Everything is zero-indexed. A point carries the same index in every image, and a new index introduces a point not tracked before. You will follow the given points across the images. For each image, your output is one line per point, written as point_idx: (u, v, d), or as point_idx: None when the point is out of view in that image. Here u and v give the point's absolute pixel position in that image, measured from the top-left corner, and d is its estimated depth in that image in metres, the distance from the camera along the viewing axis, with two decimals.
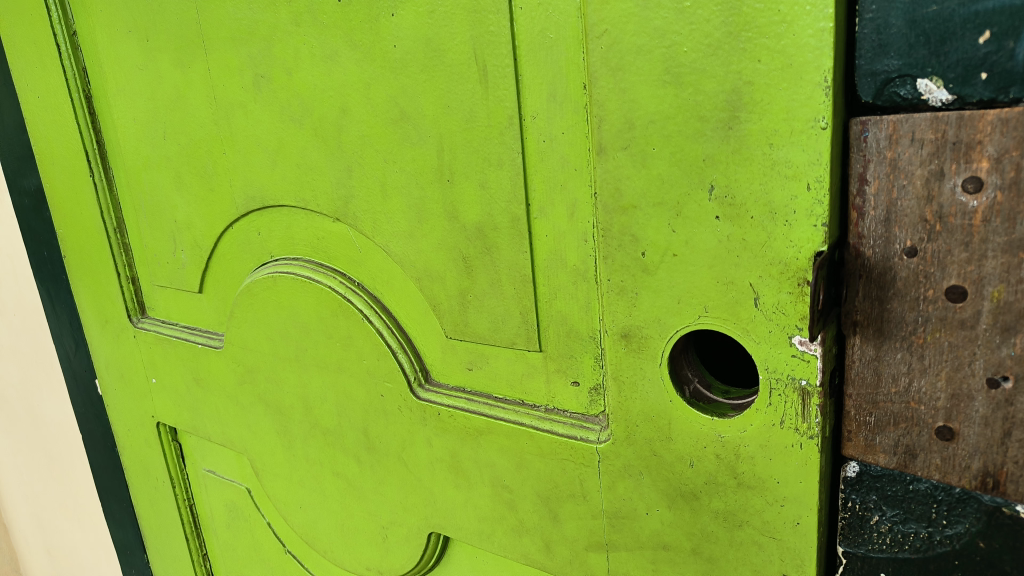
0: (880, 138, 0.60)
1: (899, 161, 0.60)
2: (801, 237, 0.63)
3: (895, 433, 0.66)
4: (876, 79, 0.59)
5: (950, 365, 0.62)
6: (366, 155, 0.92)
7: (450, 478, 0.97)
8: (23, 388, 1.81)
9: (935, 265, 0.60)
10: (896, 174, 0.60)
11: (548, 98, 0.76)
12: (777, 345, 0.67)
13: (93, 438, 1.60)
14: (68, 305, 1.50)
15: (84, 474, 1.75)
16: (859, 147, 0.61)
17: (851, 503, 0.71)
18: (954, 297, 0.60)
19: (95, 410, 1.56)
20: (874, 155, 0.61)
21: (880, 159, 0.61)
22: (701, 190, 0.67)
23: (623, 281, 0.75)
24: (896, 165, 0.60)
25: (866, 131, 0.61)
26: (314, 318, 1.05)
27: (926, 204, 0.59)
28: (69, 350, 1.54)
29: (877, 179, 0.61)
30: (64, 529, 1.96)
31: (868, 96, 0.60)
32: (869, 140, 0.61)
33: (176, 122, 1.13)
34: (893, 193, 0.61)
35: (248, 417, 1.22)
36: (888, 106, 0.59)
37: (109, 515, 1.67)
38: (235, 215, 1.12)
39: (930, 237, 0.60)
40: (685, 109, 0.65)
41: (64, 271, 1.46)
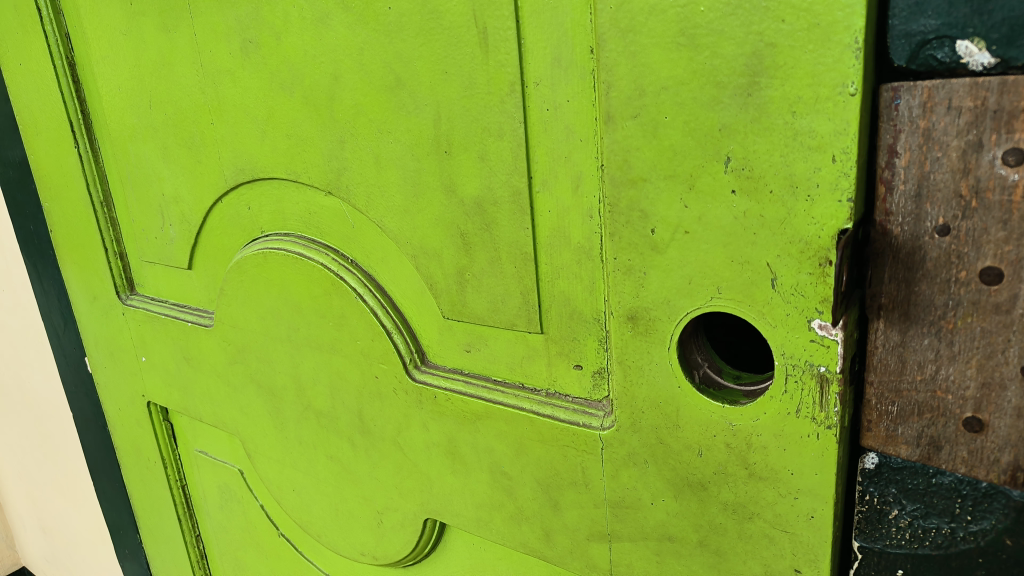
0: (912, 106, 0.55)
1: (933, 132, 0.55)
2: (824, 213, 0.58)
3: (918, 423, 0.62)
4: (911, 41, 0.54)
5: (982, 352, 0.57)
6: (359, 124, 0.87)
7: (446, 463, 0.94)
8: (14, 365, 1.77)
9: (969, 244, 0.56)
10: (929, 145, 0.55)
11: (552, 63, 0.71)
12: (795, 329, 0.63)
13: (83, 417, 1.57)
14: (56, 281, 1.45)
15: (76, 453, 1.72)
16: (890, 116, 0.57)
17: (868, 496, 0.68)
18: (989, 279, 0.55)
19: (85, 389, 1.52)
20: (905, 124, 0.56)
21: (913, 129, 0.56)
22: (716, 162, 0.62)
23: (630, 259, 0.70)
24: (929, 135, 0.55)
25: (898, 98, 0.56)
26: (305, 296, 1.00)
27: (961, 178, 0.55)
28: (58, 328, 1.50)
29: (908, 151, 0.57)
30: (58, 508, 1.93)
31: (901, 59, 0.55)
32: (901, 108, 0.56)
33: (161, 91, 1.08)
34: (926, 166, 0.56)
35: (240, 397, 1.19)
36: (922, 71, 0.55)
37: (101, 495, 1.64)
38: (224, 189, 1.07)
39: (964, 214, 0.55)
40: (701, 74, 0.61)
41: (50, 246, 1.41)
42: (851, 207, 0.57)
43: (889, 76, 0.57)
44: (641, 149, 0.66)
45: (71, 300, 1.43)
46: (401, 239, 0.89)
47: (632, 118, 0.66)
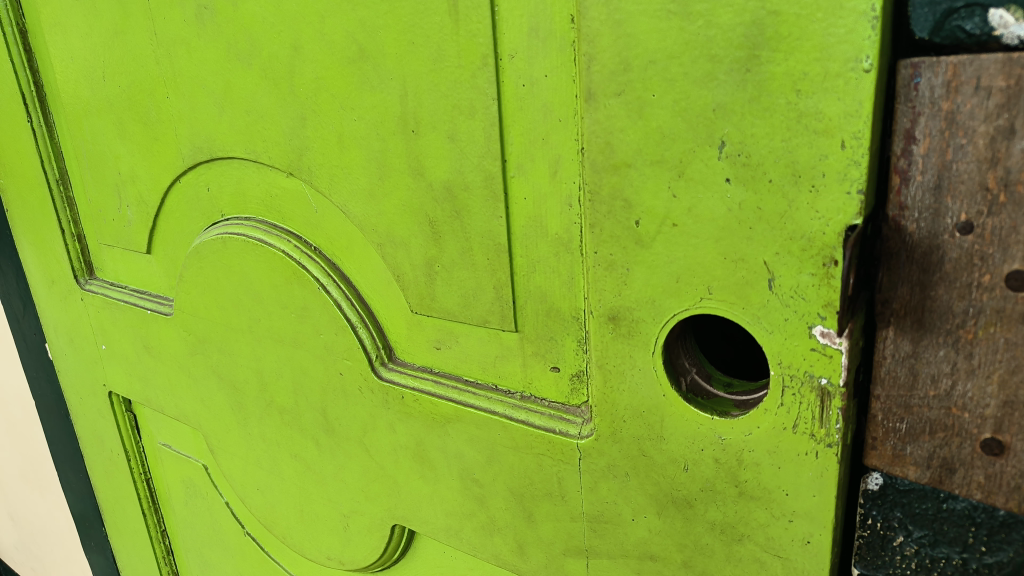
0: (934, 85, 0.48)
1: (958, 115, 0.48)
2: (830, 207, 0.51)
3: (930, 443, 0.56)
4: (936, 10, 0.47)
5: (1005, 367, 0.51)
6: (321, 100, 0.79)
7: (415, 468, 0.87)
8: None
9: (995, 245, 0.49)
10: (953, 130, 0.48)
11: (529, 33, 0.63)
12: (794, 336, 0.56)
13: (45, 405, 1.49)
14: (14, 263, 1.37)
15: (41, 441, 1.65)
16: (908, 97, 0.50)
17: (870, 520, 0.61)
18: (1016, 285, 0.49)
19: (47, 377, 1.44)
20: (926, 106, 0.49)
21: (934, 112, 0.49)
22: (708, 146, 0.55)
23: (612, 254, 0.63)
24: (953, 119, 0.48)
25: (918, 76, 0.49)
26: (266, 286, 0.93)
27: (989, 168, 0.48)
28: (17, 312, 1.43)
29: (928, 137, 0.50)
30: (25, 496, 1.86)
31: (924, 31, 0.48)
32: (921, 88, 0.49)
33: (114, 61, 1.00)
34: (948, 154, 0.49)
35: (202, 390, 1.12)
36: (947, 45, 0.48)
37: (64, 486, 1.57)
38: (181, 168, 0.99)
39: (990, 209, 0.48)
40: (693, 46, 0.53)
41: (7, 226, 1.33)
42: (862, 200, 0.50)
43: (908, 51, 0.50)
44: (625, 131, 0.59)
45: (30, 283, 1.36)
46: (367, 227, 0.82)
47: (615, 96, 0.58)
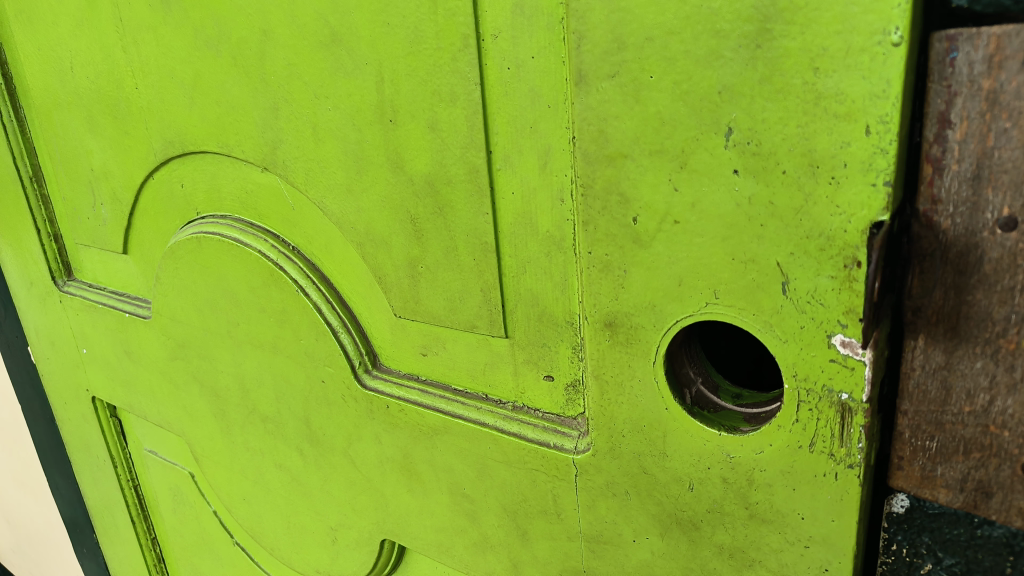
0: (974, 60, 0.42)
1: (1001, 94, 0.42)
2: (853, 201, 0.45)
3: (964, 464, 0.50)
4: None
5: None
6: (294, 89, 0.73)
7: (403, 481, 0.82)
8: None
9: None
10: (995, 112, 0.42)
11: (513, 10, 0.57)
12: (810, 347, 0.50)
13: (30, 409, 1.44)
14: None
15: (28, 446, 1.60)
16: (942, 74, 0.43)
17: (895, 546, 0.56)
18: None
19: (31, 380, 1.39)
20: (964, 85, 0.43)
21: (973, 92, 0.43)
22: (714, 133, 0.49)
23: (608, 254, 0.57)
24: (995, 99, 0.42)
25: (955, 50, 0.42)
26: (244, 288, 0.88)
27: None
28: None
29: (966, 120, 0.43)
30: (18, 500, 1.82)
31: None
32: (957, 64, 0.43)
33: (79, 50, 0.94)
34: (988, 140, 0.43)
35: (184, 396, 1.06)
36: (990, 13, 0.42)
37: (53, 493, 1.52)
38: (153, 164, 0.93)
39: None
40: (695, 20, 0.47)
41: None
42: (889, 193, 0.44)
43: (942, 22, 0.44)
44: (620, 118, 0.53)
45: (9, 284, 1.30)
46: (347, 225, 0.76)
47: (609, 78, 0.52)
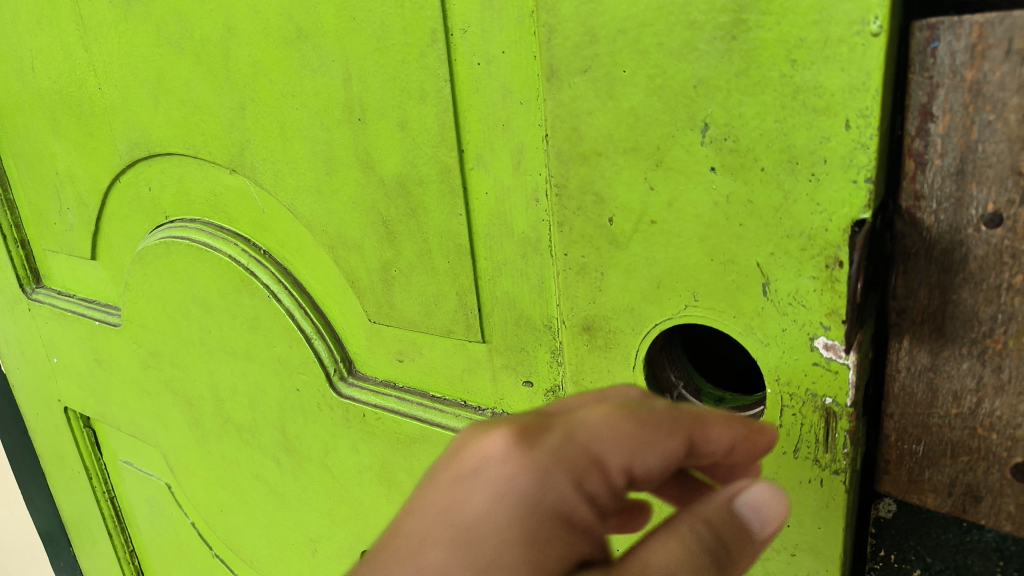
0: (956, 50, 0.40)
1: (984, 85, 0.40)
2: (834, 198, 0.44)
3: (951, 467, 0.48)
4: None
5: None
6: (260, 88, 0.71)
7: (381, 490, 0.79)
8: None
9: None
10: (978, 104, 0.40)
11: (482, 3, 0.55)
12: (793, 349, 0.48)
13: None
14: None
15: None
16: (923, 64, 0.42)
17: (883, 552, 0.55)
18: None
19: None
20: (946, 75, 0.41)
21: (955, 83, 0.41)
22: (690, 129, 0.47)
23: (584, 255, 0.55)
24: (979, 90, 0.40)
25: (936, 40, 0.41)
26: (215, 294, 0.85)
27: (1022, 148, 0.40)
28: None
29: (948, 113, 0.42)
30: None
31: None
32: (939, 53, 0.41)
33: (39, 51, 0.91)
34: (973, 133, 0.41)
35: (157, 405, 1.04)
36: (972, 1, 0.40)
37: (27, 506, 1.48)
38: (119, 167, 0.90)
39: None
40: (668, 11, 0.45)
41: None
42: (871, 189, 0.42)
43: (920, 10, 0.42)
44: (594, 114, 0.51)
45: None
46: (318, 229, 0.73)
47: (581, 73, 0.50)
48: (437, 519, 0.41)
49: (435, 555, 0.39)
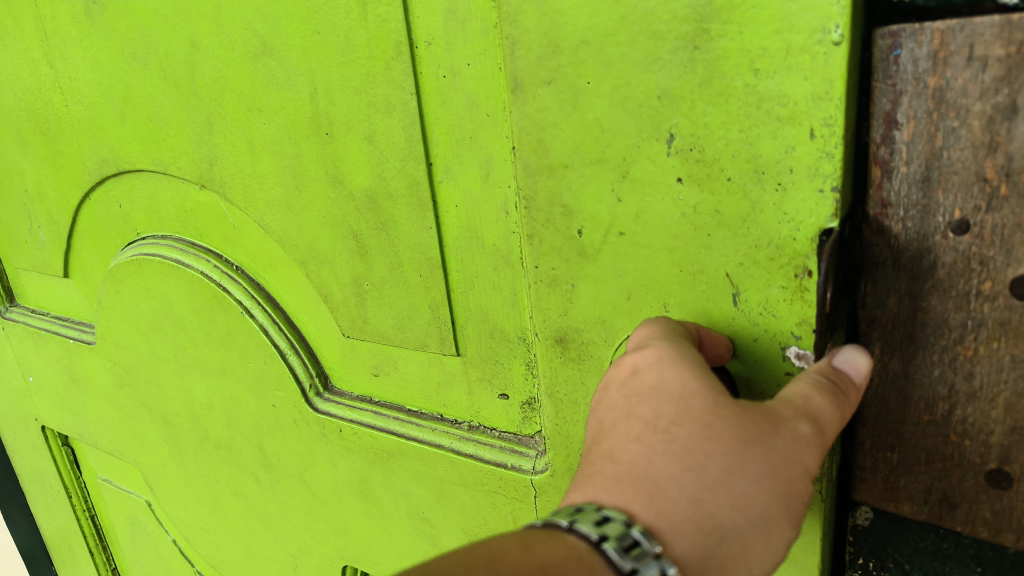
0: (918, 57, 0.40)
1: (948, 92, 0.40)
2: (800, 208, 0.43)
3: (926, 474, 0.48)
4: None
5: (1011, 389, 0.43)
6: (226, 103, 0.70)
7: (360, 506, 0.79)
8: None
9: (996, 246, 0.41)
10: (942, 111, 0.40)
11: (445, 15, 0.54)
12: (764, 359, 0.48)
13: None
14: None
15: None
16: (886, 72, 0.41)
17: (861, 560, 0.54)
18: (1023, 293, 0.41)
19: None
20: (909, 83, 0.41)
21: (919, 90, 0.41)
22: (656, 140, 0.47)
23: (554, 268, 0.54)
24: (942, 97, 0.40)
25: (898, 47, 0.41)
26: (188, 310, 0.84)
27: (986, 155, 0.40)
28: None
29: (913, 120, 0.41)
30: None
31: None
32: (902, 61, 0.41)
33: (4, 68, 0.89)
34: (937, 141, 0.41)
35: (134, 423, 1.02)
36: (932, 8, 0.40)
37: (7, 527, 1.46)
38: (88, 183, 0.89)
39: (990, 205, 0.41)
40: (630, 22, 0.45)
41: None
42: (837, 199, 0.42)
43: (882, 18, 0.42)
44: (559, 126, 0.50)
45: None
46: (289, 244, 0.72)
47: (546, 84, 0.50)
48: (616, 425, 0.45)
49: (636, 446, 0.43)
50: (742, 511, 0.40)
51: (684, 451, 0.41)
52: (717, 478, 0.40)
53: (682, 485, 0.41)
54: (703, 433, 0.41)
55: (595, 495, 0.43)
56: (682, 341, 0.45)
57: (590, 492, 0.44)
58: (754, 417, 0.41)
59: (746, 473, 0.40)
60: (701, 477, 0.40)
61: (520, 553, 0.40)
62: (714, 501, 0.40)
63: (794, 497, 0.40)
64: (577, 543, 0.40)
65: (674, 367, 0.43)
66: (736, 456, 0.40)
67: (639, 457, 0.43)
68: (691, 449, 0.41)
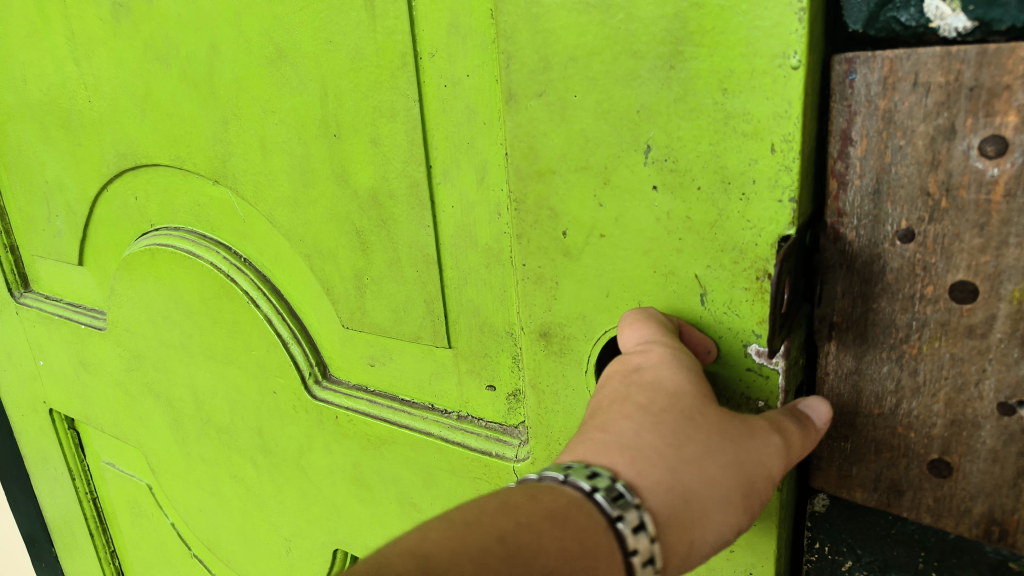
0: (871, 82, 0.44)
1: (896, 113, 0.44)
2: (762, 216, 0.47)
3: (876, 463, 0.52)
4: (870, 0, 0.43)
5: (951, 384, 0.48)
6: (242, 104, 0.74)
7: (353, 491, 0.82)
8: None
9: (938, 253, 0.46)
10: (891, 131, 0.45)
11: (448, 29, 0.59)
12: (728, 356, 0.52)
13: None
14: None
15: None
16: (843, 95, 0.46)
17: (818, 544, 0.58)
18: (962, 297, 0.45)
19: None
20: (862, 104, 0.45)
21: (871, 111, 0.45)
22: (634, 150, 0.51)
23: (540, 266, 0.59)
24: (891, 118, 0.44)
25: (854, 72, 0.45)
26: (197, 299, 0.88)
27: (929, 171, 0.44)
28: None
29: (865, 138, 0.46)
30: None
31: (858, 24, 0.44)
32: (856, 85, 0.45)
33: (33, 65, 0.94)
34: (886, 157, 0.45)
35: (140, 407, 1.06)
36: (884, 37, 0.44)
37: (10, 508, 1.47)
38: (107, 176, 0.93)
39: (932, 216, 0.45)
40: (614, 42, 0.49)
41: None
42: (794, 208, 0.46)
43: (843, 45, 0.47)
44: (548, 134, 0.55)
45: None
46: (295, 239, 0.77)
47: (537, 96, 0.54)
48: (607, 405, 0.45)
49: (626, 420, 0.43)
50: (714, 492, 0.41)
51: (672, 430, 0.42)
52: (695, 456, 0.41)
53: (664, 454, 0.41)
54: (689, 422, 0.42)
55: (582, 456, 0.43)
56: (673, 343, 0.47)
57: (576, 455, 0.43)
58: (733, 420, 0.43)
59: (719, 459, 0.42)
60: (684, 454, 0.41)
61: (526, 504, 0.40)
62: (688, 477, 0.41)
63: (752, 493, 0.42)
64: (573, 494, 0.40)
65: (672, 366, 0.45)
66: (717, 446, 0.42)
67: (628, 429, 0.43)
68: (679, 432, 0.42)
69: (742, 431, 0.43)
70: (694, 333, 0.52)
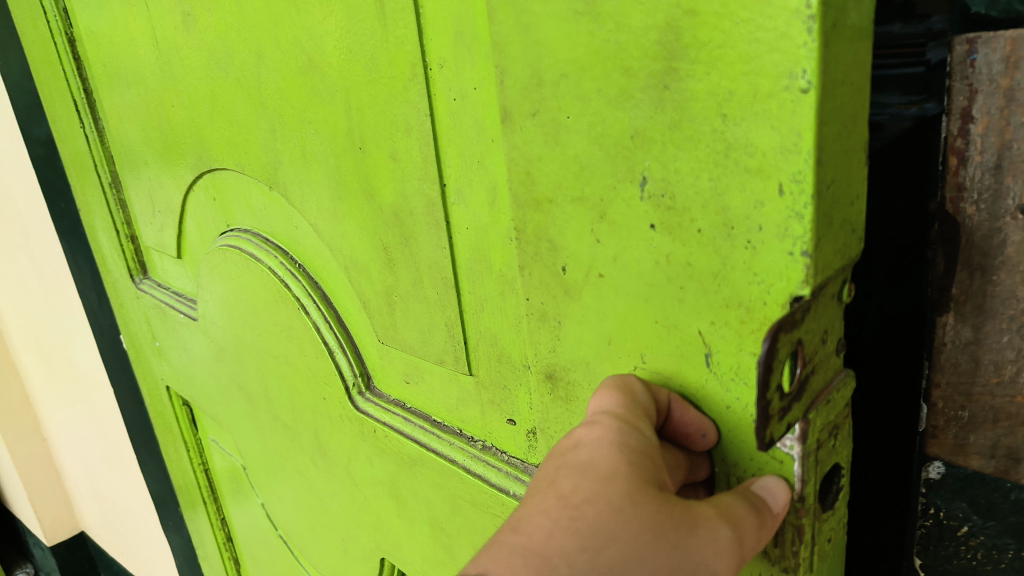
0: (992, 62, 0.39)
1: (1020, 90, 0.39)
2: (770, 270, 0.38)
3: (993, 432, 0.48)
4: None
5: None
6: (285, 113, 0.73)
7: (392, 505, 0.81)
8: (37, 346, 1.65)
9: None
10: (1013, 108, 0.39)
11: (454, 38, 0.53)
12: (735, 429, 0.43)
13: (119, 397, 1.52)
14: (71, 256, 1.37)
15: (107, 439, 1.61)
16: (962, 74, 0.41)
17: (933, 509, 0.52)
18: None
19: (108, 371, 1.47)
20: (983, 83, 0.40)
21: (992, 89, 0.40)
22: (629, 182, 0.43)
23: (543, 302, 0.52)
24: (1013, 95, 0.39)
25: (974, 52, 0.40)
26: (261, 300, 0.90)
27: None
28: (92, 306, 1.41)
29: (986, 116, 0.41)
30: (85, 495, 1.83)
31: (980, 6, 0.39)
32: (977, 64, 0.40)
33: (131, 70, 0.99)
34: (1008, 133, 0.40)
35: (229, 395, 1.12)
36: (1006, 20, 0.38)
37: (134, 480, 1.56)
38: (191, 177, 0.97)
39: None
40: (605, 55, 0.42)
41: (79, 226, 1.32)
42: (808, 264, 0.37)
43: (961, 26, 0.40)
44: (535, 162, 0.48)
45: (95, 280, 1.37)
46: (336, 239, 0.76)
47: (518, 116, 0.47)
48: (534, 493, 0.41)
49: (542, 518, 0.39)
50: None
51: (591, 530, 0.38)
52: (615, 561, 0.37)
53: (576, 562, 0.37)
54: (615, 519, 0.38)
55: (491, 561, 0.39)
56: (630, 419, 0.42)
57: (488, 555, 0.40)
58: (671, 510, 0.39)
59: (645, 562, 0.38)
60: (601, 559, 0.37)
61: None
62: None
63: None
64: None
65: (609, 446, 0.41)
66: (644, 546, 0.38)
67: (542, 528, 0.39)
68: (600, 530, 0.38)
69: (680, 526, 0.39)
70: (690, 413, 0.45)
